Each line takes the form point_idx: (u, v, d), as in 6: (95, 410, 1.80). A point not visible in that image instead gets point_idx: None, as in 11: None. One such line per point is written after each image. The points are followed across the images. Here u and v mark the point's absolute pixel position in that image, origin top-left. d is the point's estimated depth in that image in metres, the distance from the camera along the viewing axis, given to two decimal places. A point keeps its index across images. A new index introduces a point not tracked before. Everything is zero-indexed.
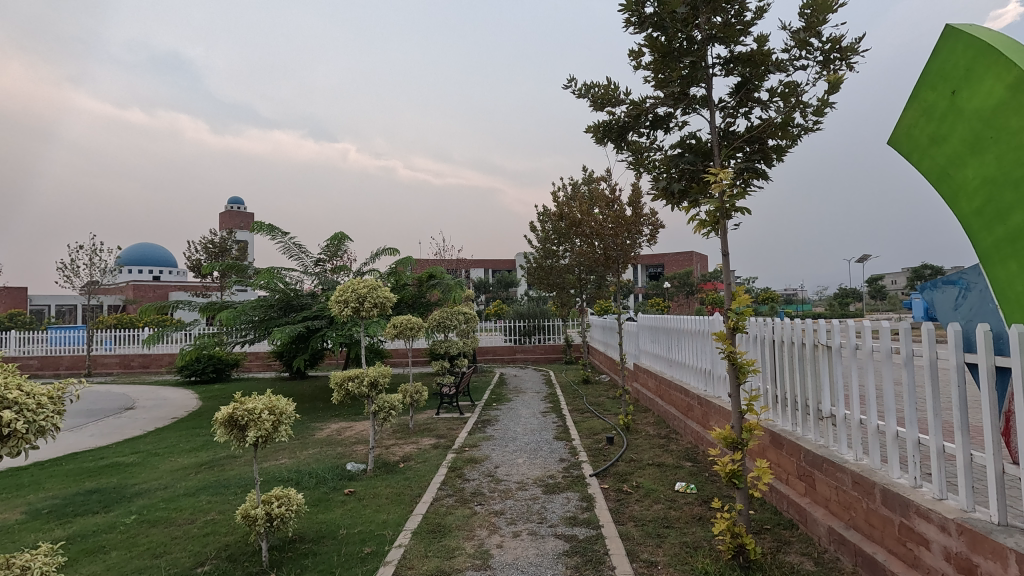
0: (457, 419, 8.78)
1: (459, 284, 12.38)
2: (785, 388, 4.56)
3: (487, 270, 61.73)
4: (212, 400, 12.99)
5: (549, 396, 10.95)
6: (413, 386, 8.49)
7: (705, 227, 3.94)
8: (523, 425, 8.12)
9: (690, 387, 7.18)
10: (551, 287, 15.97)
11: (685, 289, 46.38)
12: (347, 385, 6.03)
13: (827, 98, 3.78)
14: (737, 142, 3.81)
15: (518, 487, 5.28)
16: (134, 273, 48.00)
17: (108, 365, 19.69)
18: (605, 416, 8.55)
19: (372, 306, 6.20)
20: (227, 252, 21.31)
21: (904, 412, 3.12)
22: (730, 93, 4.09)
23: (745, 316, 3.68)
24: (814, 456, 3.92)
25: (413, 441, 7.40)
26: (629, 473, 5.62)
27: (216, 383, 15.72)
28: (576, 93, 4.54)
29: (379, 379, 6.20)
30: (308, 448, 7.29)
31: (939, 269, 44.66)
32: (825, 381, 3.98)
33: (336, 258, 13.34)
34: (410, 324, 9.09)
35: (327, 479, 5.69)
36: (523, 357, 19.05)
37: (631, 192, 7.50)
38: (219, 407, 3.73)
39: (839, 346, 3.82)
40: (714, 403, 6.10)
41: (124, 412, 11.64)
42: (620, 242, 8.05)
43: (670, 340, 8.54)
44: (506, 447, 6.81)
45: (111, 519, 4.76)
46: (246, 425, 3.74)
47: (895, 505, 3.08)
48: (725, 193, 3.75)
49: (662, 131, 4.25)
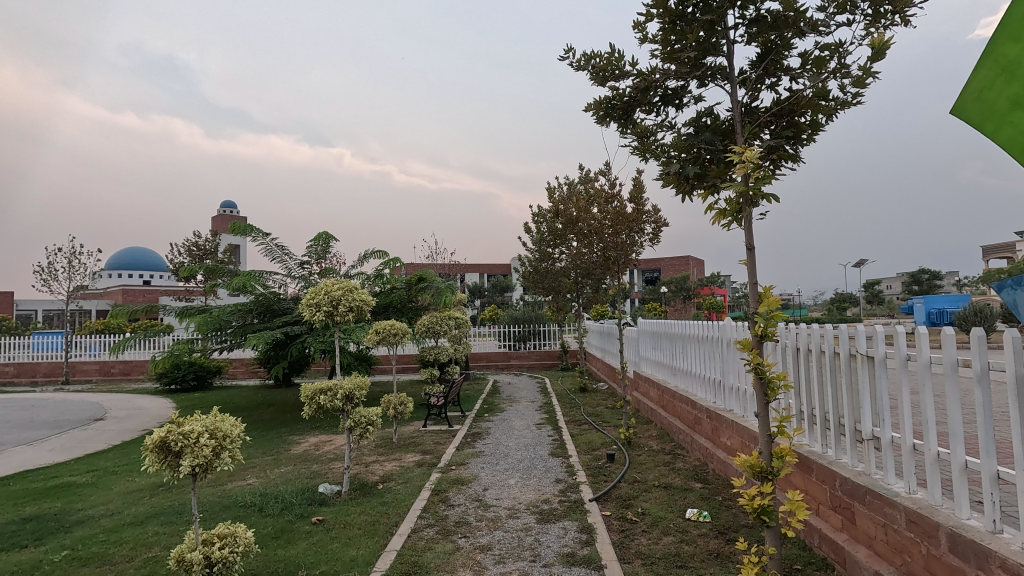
0: (445, 432, 8.18)
1: (450, 288, 11.82)
2: (816, 403, 3.97)
3: (483, 275, 61.19)
4: (189, 410, 12.31)
5: (544, 406, 10.32)
6: (397, 397, 7.88)
7: (726, 218, 3.36)
8: (516, 440, 7.51)
9: (696, 398, 6.61)
10: (547, 291, 15.41)
11: (682, 295, 45.85)
12: (318, 398, 5.40)
13: (869, 65, 3.21)
14: (764, 116, 3.21)
15: (508, 515, 4.67)
16: (123, 279, 47.20)
17: (87, 372, 18.93)
18: (604, 429, 7.96)
19: (346, 310, 5.59)
20: (212, 254, 20.64)
21: (979, 439, 2.54)
22: (752, 64, 3.53)
23: (774, 322, 3.10)
24: (854, 484, 3.34)
25: (395, 458, 6.79)
26: (633, 497, 5.02)
27: (196, 392, 15.04)
28: (573, 65, 3.96)
29: (355, 392, 5.57)
30: (280, 466, 6.66)
31: (938, 273, 44.24)
32: (865, 398, 3.40)
33: (321, 259, 12.73)
34: (395, 330, 8.45)
35: (293, 504, 5.05)
36: (518, 363, 18.39)
37: (632, 186, 6.92)
38: (150, 430, 3.13)
39: (883, 356, 3.25)
40: (725, 417, 5.52)
41: (93, 423, 10.94)
42: (619, 241, 7.41)
43: (672, 347, 7.98)
44: (496, 465, 6.20)
45: (37, 556, 4.12)
46: (181, 452, 3.13)
47: (967, 554, 2.50)
48: (750, 176, 3.18)
49: (673, 108, 3.67)
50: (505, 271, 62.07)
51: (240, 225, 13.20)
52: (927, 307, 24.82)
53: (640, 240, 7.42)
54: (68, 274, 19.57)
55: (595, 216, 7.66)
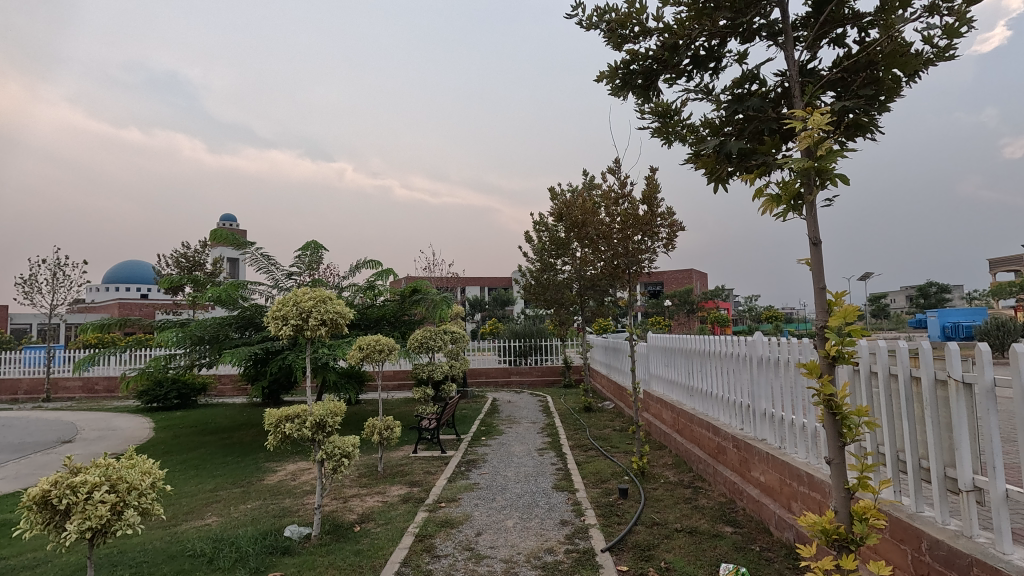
0: (436, 460, 7.39)
1: (445, 299, 11.07)
2: (884, 441, 3.20)
3: (483, 289, 60.46)
4: (167, 431, 11.50)
5: (546, 428, 9.53)
6: (383, 420, 7.10)
7: (780, 206, 2.65)
8: (516, 469, 6.72)
9: (718, 424, 5.83)
10: (549, 303, 14.60)
11: (686, 308, 44.91)
12: (283, 426, 4.63)
13: (964, 9, 2.52)
14: (834, 70, 2.47)
15: (504, 570, 3.86)
16: (119, 292, 46.61)
17: (70, 390, 18.12)
18: (614, 456, 7.17)
19: (318, 323, 4.84)
20: (200, 266, 19.92)
21: None
22: (808, 16, 2.82)
23: (851, 340, 2.35)
24: (952, 552, 2.55)
25: (379, 492, 6.01)
26: (653, 546, 4.22)
27: (178, 411, 14.24)
28: (583, 24, 3.26)
29: (328, 418, 4.78)
30: (247, 502, 5.87)
31: (945, 286, 43.48)
32: (962, 436, 2.63)
33: (310, 270, 12.01)
34: (380, 346, 7.67)
35: (249, 555, 4.25)
36: (518, 380, 17.60)
37: (647, 185, 6.22)
38: (30, 483, 2.38)
39: (990, 384, 2.48)
40: (758, 449, 4.73)
41: (60, 446, 10.15)
42: (629, 247, 6.62)
43: (688, 366, 7.21)
44: (492, 502, 5.40)
45: None
46: (68, 511, 2.37)
47: None
48: (816, 149, 2.44)
49: (710, 71, 2.95)
50: (506, 284, 61.36)
51: (224, 233, 12.44)
52: (941, 321, 23.76)
53: (652, 246, 6.63)
54: (51, 287, 18.82)
55: (602, 220, 6.92)
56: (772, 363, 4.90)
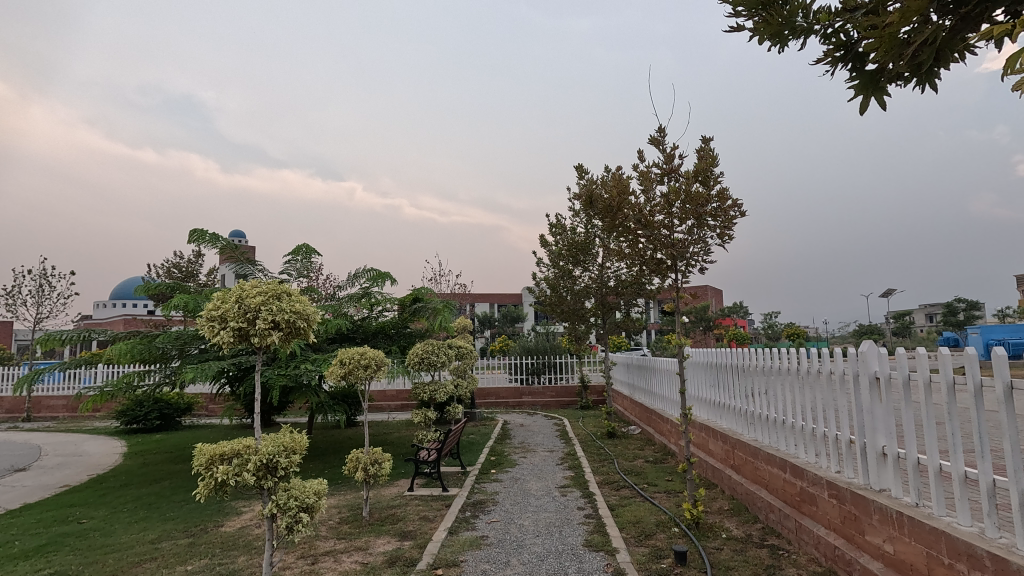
0: (436, 500, 6.06)
1: (449, 307, 9.77)
2: None
3: (493, 305, 59.14)
4: (140, 457, 10.24)
5: (566, 458, 8.18)
6: (370, 451, 5.78)
7: None
8: (534, 514, 5.38)
9: (800, 464, 4.45)
10: (564, 317, 12.93)
11: (703, 325, 43.14)
12: (215, 469, 3.32)
13: None
14: None
15: None
16: (121, 308, 45.93)
17: (52, 409, 16.94)
18: (656, 497, 5.79)
19: (268, 326, 3.61)
20: (192, 277, 18.86)
21: None
22: None
23: None
24: None
25: (360, 546, 4.68)
26: None
27: (158, 434, 12.96)
28: None
29: (280, 457, 3.49)
30: (188, 561, 4.54)
31: (974, 302, 41.40)
32: None
33: (302, 278, 10.76)
34: (370, 361, 6.39)
35: None
36: (530, 401, 16.18)
37: (700, 156, 4.98)
38: None
39: None
40: (878, 505, 3.35)
41: (11, 475, 8.90)
42: (673, 237, 5.36)
43: (746, 386, 5.86)
44: (504, 568, 4.05)
45: None
46: None
47: None
48: None
49: None
50: (516, 301, 59.92)
51: (226, 245, 10.95)
52: (984, 338, 22.19)
53: (704, 236, 5.33)
54: (36, 299, 17.80)
55: (638, 205, 5.66)
56: (888, 383, 3.54)
